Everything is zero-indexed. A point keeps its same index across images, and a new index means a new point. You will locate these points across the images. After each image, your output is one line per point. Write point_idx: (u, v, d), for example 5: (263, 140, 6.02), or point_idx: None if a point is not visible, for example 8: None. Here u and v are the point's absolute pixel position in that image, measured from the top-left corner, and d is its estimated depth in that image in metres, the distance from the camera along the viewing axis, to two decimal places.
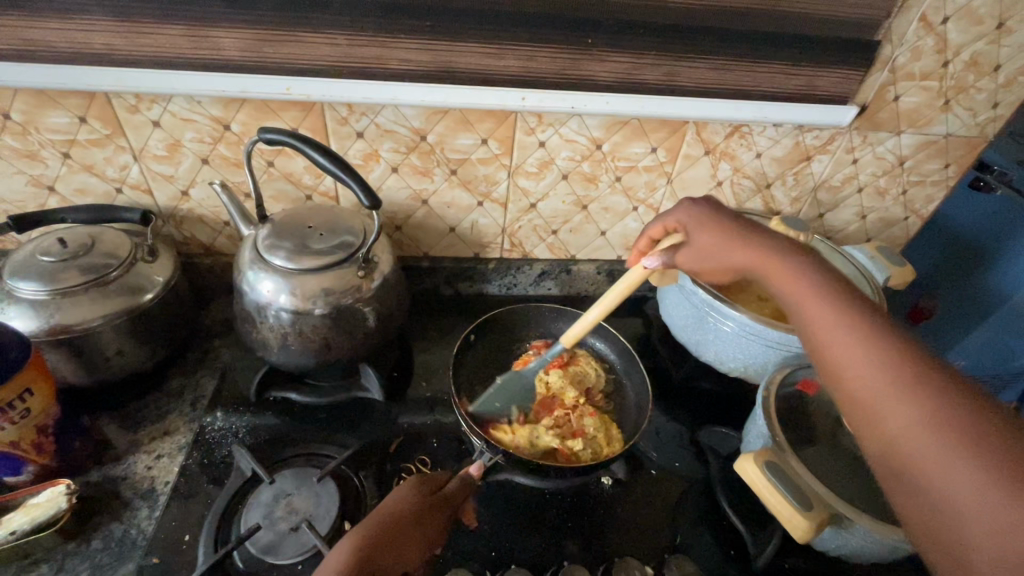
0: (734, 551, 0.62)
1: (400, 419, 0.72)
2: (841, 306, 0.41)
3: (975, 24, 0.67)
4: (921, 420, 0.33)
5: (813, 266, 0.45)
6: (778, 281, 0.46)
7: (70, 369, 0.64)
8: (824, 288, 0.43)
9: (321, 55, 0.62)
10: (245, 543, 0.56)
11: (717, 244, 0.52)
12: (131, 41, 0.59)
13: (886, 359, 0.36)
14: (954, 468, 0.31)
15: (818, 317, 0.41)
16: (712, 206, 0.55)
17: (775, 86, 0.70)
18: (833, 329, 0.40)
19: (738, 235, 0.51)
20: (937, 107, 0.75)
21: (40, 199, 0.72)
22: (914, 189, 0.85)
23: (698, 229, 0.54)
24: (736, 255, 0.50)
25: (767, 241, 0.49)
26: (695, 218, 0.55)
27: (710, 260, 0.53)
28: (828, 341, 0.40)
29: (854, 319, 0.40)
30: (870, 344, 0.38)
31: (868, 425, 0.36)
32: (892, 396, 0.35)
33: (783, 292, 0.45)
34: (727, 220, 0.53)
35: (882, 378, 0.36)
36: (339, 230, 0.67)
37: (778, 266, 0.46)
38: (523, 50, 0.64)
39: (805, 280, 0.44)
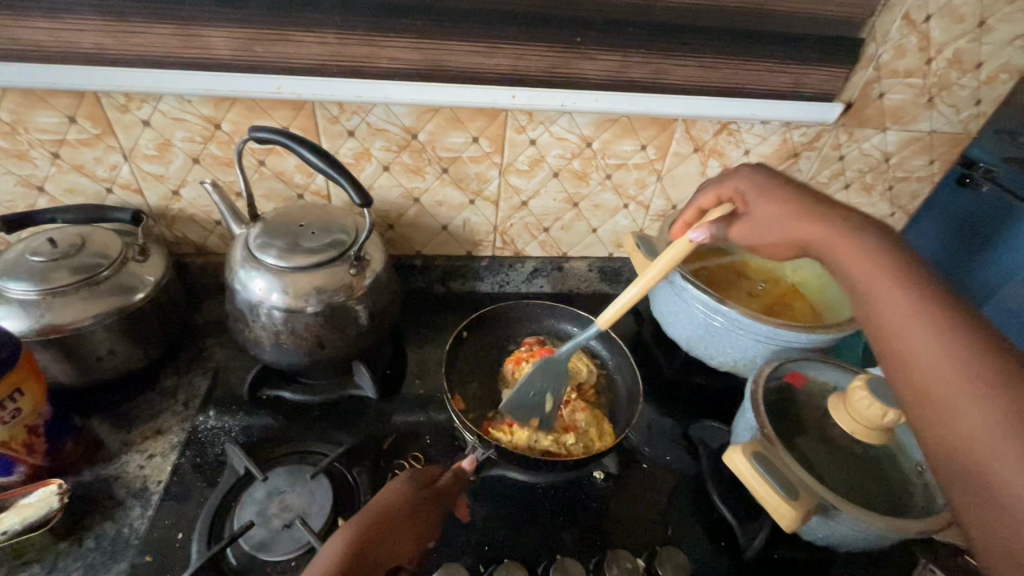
0: (725, 542, 0.63)
1: (394, 416, 0.73)
2: (910, 285, 0.40)
3: (957, 22, 0.69)
4: (973, 400, 0.33)
5: (887, 242, 0.45)
6: (843, 257, 0.46)
7: (61, 369, 0.64)
8: (892, 265, 0.42)
9: (311, 54, 0.63)
10: (238, 540, 0.56)
11: (779, 216, 0.53)
12: (120, 41, 0.60)
13: (948, 338, 0.36)
14: (1003, 448, 0.31)
15: (883, 295, 0.41)
16: (775, 181, 0.56)
17: (762, 84, 0.71)
18: (896, 305, 0.40)
19: (808, 207, 0.51)
20: (921, 105, 0.76)
21: (30, 199, 0.72)
22: (900, 185, 0.86)
23: (760, 202, 0.55)
24: (800, 228, 0.51)
25: (836, 216, 0.49)
26: (756, 193, 0.56)
27: (768, 231, 0.54)
28: (889, 317, 0.40)
29: (922, 298, 0.39)
30: (934, 322, 0.37)
31: (920, 404, 0.36)
32: (946, 376, 0.35)
33: (847, 268, 0.45)
34: (793, 195, 0.53)
35: (938, 358, 0.36)
36: (331, 228, 0.67)
37: (845, 241, 0.46)
38: (513, 49, 0.64)
39: (874, 257, 0.44)
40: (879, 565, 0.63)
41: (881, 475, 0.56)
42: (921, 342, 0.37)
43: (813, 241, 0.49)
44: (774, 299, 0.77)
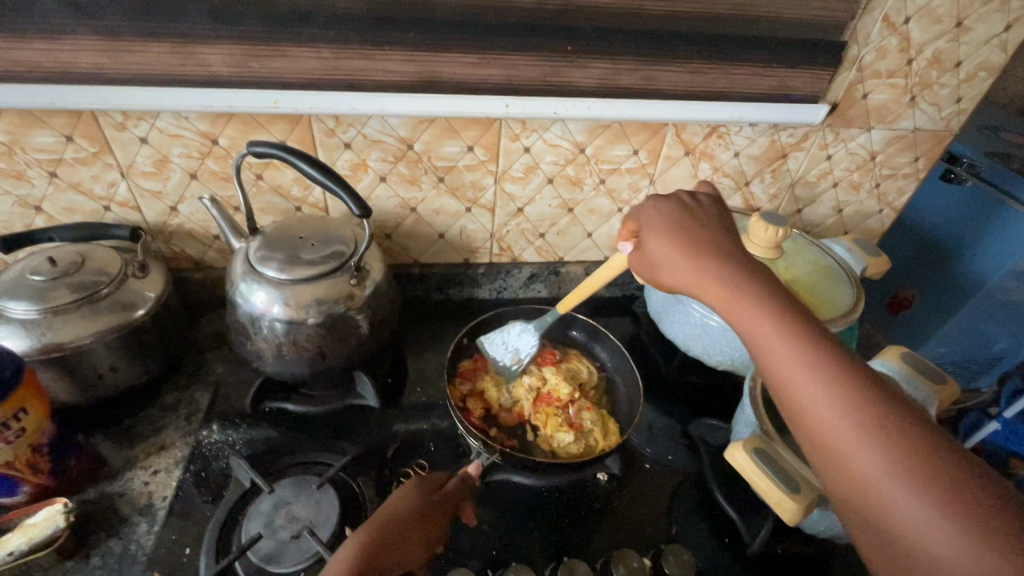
0: (729, 539, 0.64)
1: (396, 424, 0.73)
2: (800, 335, 0.40)
3: (935, 23, 0.71)
4: (878, 454, 0.35)
5: (768, 284, 0.44)
6: (728, 307, 0.44)
7: (62, 387, 0.64)
8: (783, 317, 0.41)
9: (307, 69, 0.64)
10: (246, 553, 0.56)
11: (670, 257, 0.49)
12: (118, 60, 0.60)
13: (849, 398, 0.37)
14: (906, 499, 0.34)
15: (774, 350, 0.41)
16: (669, 214, 0.52)
17: (750, 87, 0.72)
18: (798, 365, 0.39)
19: (703, 251, 0.48)
20: (904, 103, 0.78)
21: (27, 218, 0.72)
22: (887, 182, 0.88)
23: (654, 238, 0.51)
24: (692, 274, 0.47)
25: (729, 261, 0.47)
26: (654, 226, 0.52)
27: (666, 273, 0.50)
28: (791, 379, 0.39)
29: (815, 352, 0.39)
30: (835, 382, 0.38)
31: (830, 465, 0.38)
32: (855, 439, 0.36)
33: (737, 318, 0.44)
34: (687, 231, 0.50)
35: (846, 419, 0.37)
36: (331, 240, 0.68)
37: (732, 288, 0.44)
38: (505, 59, 0.66)
39: (765, 308, 0.42)
40: None
41: None
42: (827, 404, 0.38)
43: (700, 290, 0.47)
44: None
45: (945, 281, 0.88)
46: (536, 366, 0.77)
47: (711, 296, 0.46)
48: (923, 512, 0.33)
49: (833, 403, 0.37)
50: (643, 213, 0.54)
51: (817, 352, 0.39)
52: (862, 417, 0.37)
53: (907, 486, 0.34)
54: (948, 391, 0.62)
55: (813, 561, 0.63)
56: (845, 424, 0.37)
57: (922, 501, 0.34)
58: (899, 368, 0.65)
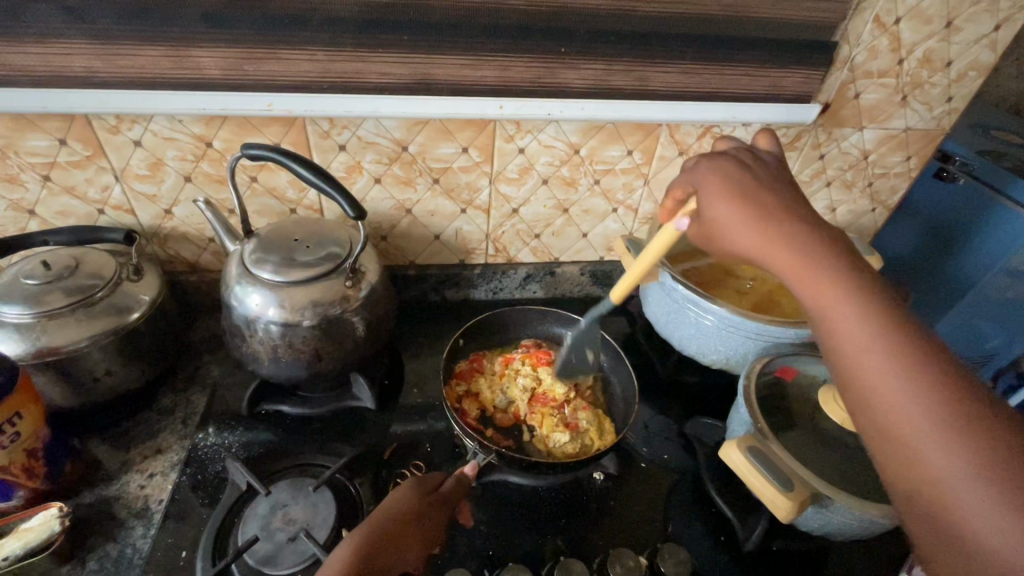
0: (724, 537, 0.64)
1: (393, 426, 0.73)
2: (881, 322, 0.38)
3: (925, 23, 0.71)
4: (957, 454, 0.34)
5: (845, 260, 0.42)
6: (801, 283, 0.42)
7: (57, 391, 0.64)
8: (860, 298, 0.39)
9: (301, 72, 0.64)
10: (243, 555, 0.56)
11: (738, 223, 0.46)
12: (111, 63, 0.60)
13: (923, 387, 0.36)
14: (979, 503, 0.33)
15: (848, 334, 0.39)
16: (735, 176, 0.48)
17: (742, 87, 0.73)
18: (870, 350, 0.38)
19: (776, 219, 0.45)
20: (895, 103, 0.79)
21: (21, 222, 0.72)
22: (879, 181, 0.89)
23: (717, 201, 0.47)
24: (758, 240, 0.44)
25: (805, 233, 0.43)
26: (714, 188, 0.48)
27: (728, 238, 0.47)
28: (862, 364, 0.38)
29: (895, 341, 0.38)
30: (909, 370, 0.36)
31: (895, 453, 0.37)
32: (925, 429, 0.35)
33: (809, 297, 0.41)
34: (752, 193, 0.46)
35: (919, 408, 0.36)
36: (325, 242, 0.68)
37: (805, 264, 0.42)
38: (498, 60, 0.66)
39: (840, 287, 0.40)
40: (874, 552, 0.65)
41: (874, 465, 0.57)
42: (897, 392, 0.36)
43: (766, 259, 0.44)
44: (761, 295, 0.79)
45: (939, 278, 0.88)
46: (530, 366, 0.77)
47: (777, 268, 0.44)
48: (991, 509, 0.32)
49: (904, 391, 0.36)
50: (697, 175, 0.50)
51: (897, 342, 0.37)
52: (937, 407, 0.35)
53: (978, 482, 0.33)
54: None
55: (807, 558, 0.63)
56: (917, 412, 0.36)
57: (1000, 507, 0.32)
58: None
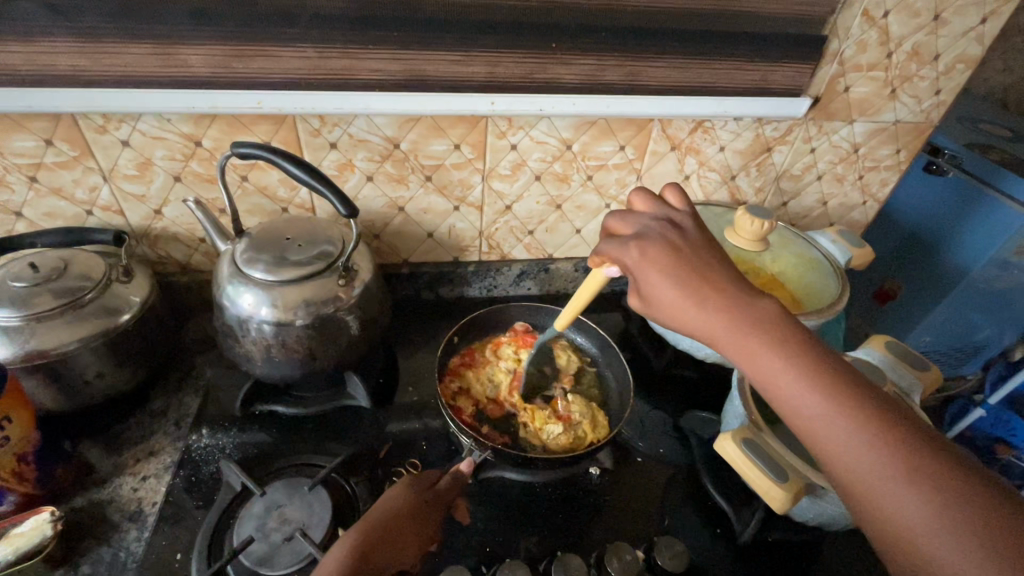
0: (720, 529, 0.65)
1: (388, 424, 0.73)
2: (820, 380, 0.39)
3: (914, 16, 0.72)
4: (913, 500, 0.35)
5: (780, 321, 0.42)
6: (742, 350, 0.42)
7: (47, 395, 0.63)
8: (801, 363, 0.40)
9: (291, 68, 0.63)
10: (240, 556, 0.55)
11: (673, 297, 0.44)
12: (96, 62, 0.59)
13: (876, 444, 0.37)
14: (945, 546, 0.34)
15: (796, 398, 0.40)
16: (661, 246, 0.47)
17: (733, 82, 0.73)
18: (818, 415, 0.39)
19: (707, 288, 0.44)
20: (884, 97, 0.80)
21: (8, 224, 0.71)
22: (869, 174, 0.89)
23: (650, 275, 0.46)
24: (700, 315, 0.43)
25: (736, 299, 0.44)
26: (644, 266, 0.46)
27: (666, 312, 0.45)
28: (815, 428, 0.39)
29: (835, 397, 0.39)
30: (863, 431, 0.38)
31: (869, 514, 0.37)
32: (886, 484, 0.36)
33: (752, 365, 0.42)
34: (681, 264, 0.45)
35: (877, 466, 0.37)
36: (318, 240, 0.67)
37: (745, 332, 0.42)
38: (489, 56, 0.66)
39: (780, 351, 0.41)
40: (868, 541, 0.65)
41: None
42: (853, 451, 0.38)
43: (708, 333, 0.43)
44: None
45: (927, 271, 0.91)
46: (513, 350, 0.79)
47: (721, 341, 0.43)
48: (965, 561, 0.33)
49: (860, 451, 0.37)
50: (624, 250, 0.48)
51: (837, 397, 0.39)
52: (889, 460, 0.37)
53: (949, 531, 0.34)
54: (931, 378, 0.65)
55: (802, 549, 0.64)
56: (878, 470, 0.37)
57: (964, 546, 0.33)
58: (884, 356, 0.67)
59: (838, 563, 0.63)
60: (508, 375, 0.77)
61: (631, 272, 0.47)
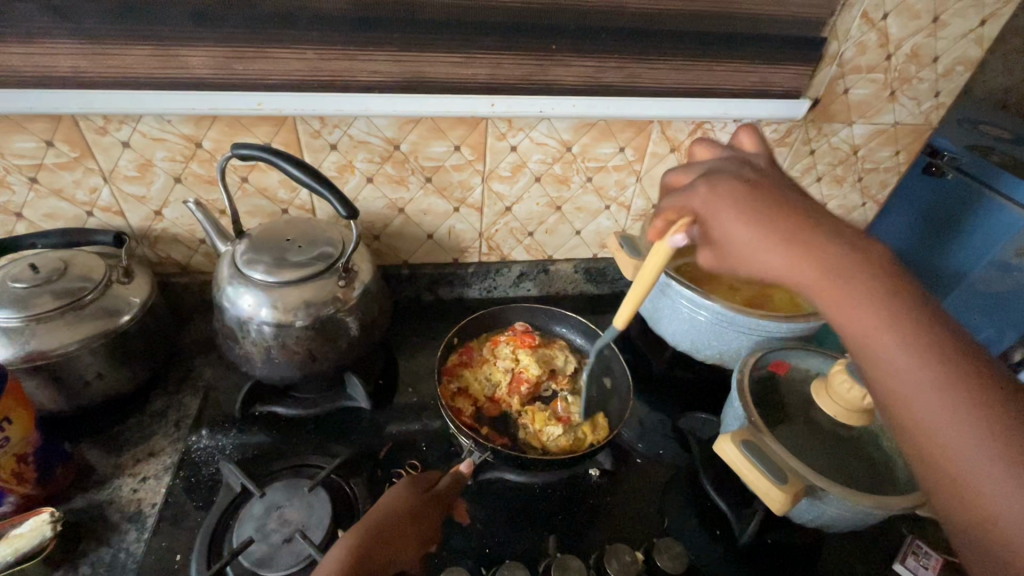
0: (720, 531, 0.65)
1: (388, 426, 0.73)
2: (913, 332, 0.36)
3: (913, 18, 0.72)
4: (1001, 470, 0.32)
5: (873, 267, 0.38)
6: (825, 297, 0.39)
7: (47, 396, 0.63)
8: (894, 313, 0.37)
9: (291, 70, 0.63)
10: (239, 557, 0.55)
11: (751, 241, 0.41)
12: (97, 63, 0.59)
13: (970, 407, 0.34)
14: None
15: (882, 349, 0.37)
16: (739, 187, 0.43)
17: (733, 84, 0.73)
18: (904, 367, 0.36)
19: (792, 230, 0.40)
20: (884, 98, 0.80)
21: (8, 225, 0.71)
22: (869, 176, 0.89)
23: (728, 216, 0.43)
24: (778, 257, 0.40)
25: (825, 241, 0.40)
26: (716, 206, 0.43)
27: (740, 256, 0.43)
28: (899, 382, 0.36)
29: (927, 352, 0.35)
30: (957, 391, 0.34)
31: (948, 483, 0.34)
32: (973, 449, 0.33)
33: (834, 312, 0.39)
34: (760, 203, 0.42)
35: (963, 433, 0.34)
36: (318, 242, 0.67)
37: (832, 278, 0.38)
38: (489, 58, 0.66)
39: (869, 299, 0.37)
40: (867, 543, 0.65)
41: (867, 455, 0.58)
42: (938, 412, 0.34)
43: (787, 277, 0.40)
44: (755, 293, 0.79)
45: (929, 271, 0.91)
46: (512, 349, 0.78)
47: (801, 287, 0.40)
48: None
49: (947, 412, 0.34)
50: (694, 191, 0.45)
51: (928, 351, 0.35)
52: (982, 423, 0.33)
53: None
54: None
55: (802, 551, 0.64)
56: (967, 436, 0.33)
57: None
58: None
59: (838, 565, 0.63)
60: (507, 375, 0.76)
61: (701, 214, 0.45)
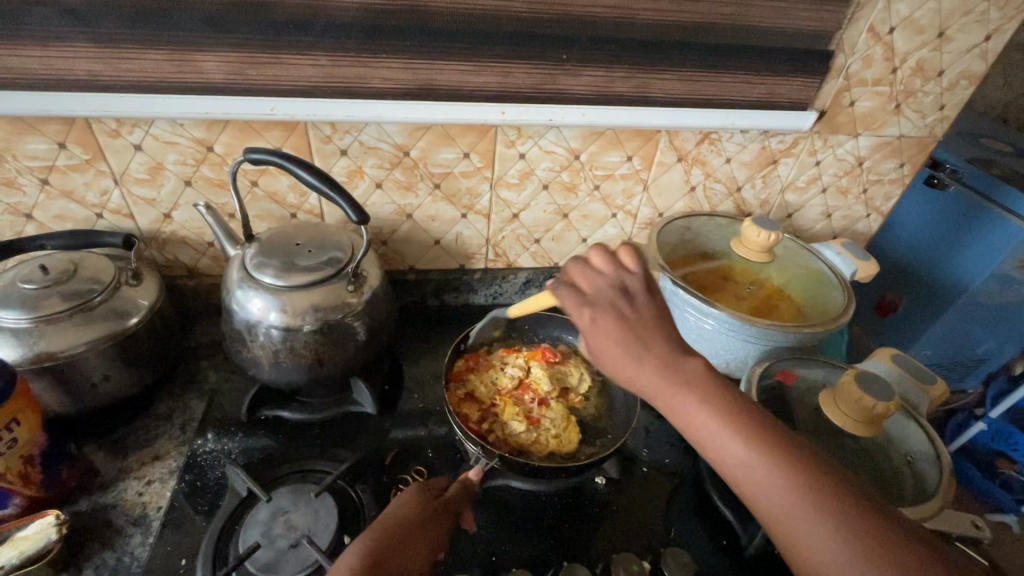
0: (726, 541, 0.64)
1: (393, 431, 0.73)
2: (746, 431, 0.41)
3: (918, 33, 0.72)
4: (831, 543, 0.37)
5: (712, 379, 0.43)
6: (671, 406, 0.43)
7: (54, 398, 0.63)
8: (740, 427, 0.41)
9: (304, 76, 0.64)
10: (245, 562, 0.55)
11: (618, 359, 0.44)
12: (112, 67, 0.60)
13: (814, 507, 0.38)
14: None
15: (723, 450, 0.41)
16: (614, 309, 0.45)
17: (739, 95, 0.74)
18: (743, 463, 0.40)
19: (650, 349, 0.44)
20: (889, 111, 0.80)
21: (18, 226, 0.72)
22: (874, 188, 0.89)
23: (602, 337, 0.44)
24: (647, 380, 0.43)
25: (671, 355, 0.44)
26: (593, 327, 0.45)
27: (609, 368, 0.45)
28: (740, 476, 0.40)
29: (757, 446, 0.40)
30: (787, 478, 0.39)
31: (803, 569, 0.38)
32: (807, 530, 0.37)
33: (681, 419, 0.42)
34: (632, 332, 0.44)
35: (798, 513, 0.38)
36: (328, 246, 0.68)
37: (675, 390, 0.42)
38: (500, 66, 0.66)
39: (706, 406, 0.42)
40: None
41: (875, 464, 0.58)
42: (776, 498, 0.39)
43: (644, 390, 0.44)
44: (760, 301, 0.73)
45: (931, 283, 0.93)
46: (524, 360, 0.79)
47: (656, 400, 0.43)
48: None
49: (782, 497, 0.39)
50: (579, 314, 0.45)
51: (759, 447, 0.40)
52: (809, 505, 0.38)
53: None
54: (938, 390, 0.66)
55: None
56: (799, 520, 0.38)
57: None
58: (891, 369, 0.68)
59: None
60: (514, 382, 0.76)
61: (583, 336, 0.46)
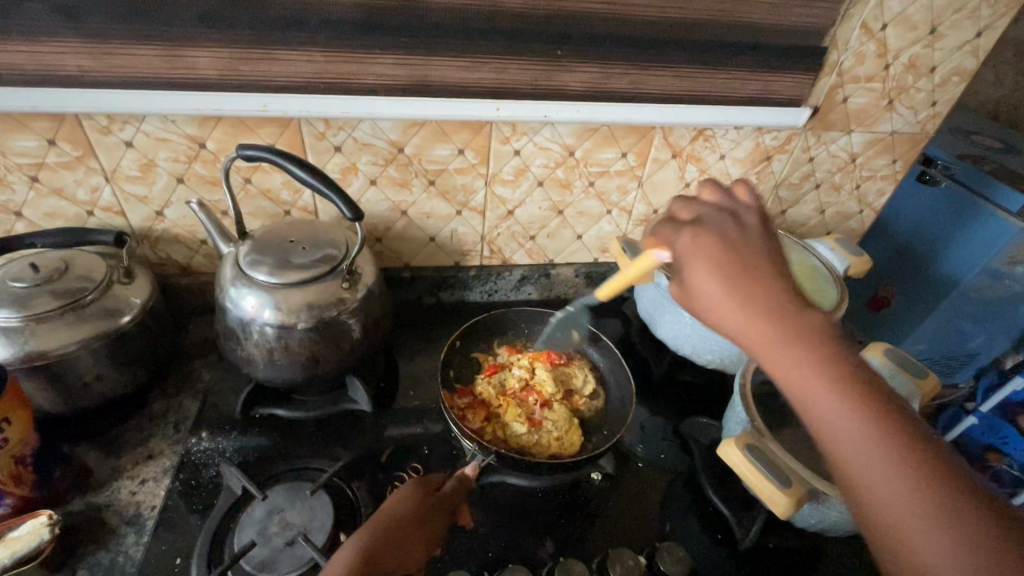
0: (721, 536, 0.65)
1: (387, 430, 0.73)
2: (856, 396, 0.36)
3: (910, 29, 0.73)
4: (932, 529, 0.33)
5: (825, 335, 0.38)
6: (771, 354, 0.38)
7: (46, 397, 0.62)
8: (847, 391, 0.36)
9: (297, 72, 0.63)
10: (241, 561, 0.55)
11: (721, 293, 0.40)
12: (102, 62, 0.59)
13: (919, 486, 0.34)
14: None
15: (826, 411, 0.36)
16: (724, 239, 0.42)
17: (734, 92, 0.74)
18: (847, 430, 0.35)
19: (757, 288, 0.40)
20: (882, 107, 0.81)
21: (8, 224, 0.71)
22: (867, 184, 0.90)
23: (707, 268, 0.41)
24: (749, 321, 0.39)
25: (782, 299, 0.39)
26: (694, 254, 0.42)
27: (702, 306, 0.41)
28: (839, 443, 0.36)
29: (864, 413, 0.35)
30: (895, 452, 0.34)
31: (891, 550, 0.34)
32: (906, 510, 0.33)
33: (781, 372, 0.38)
34: (740, 266, 0.40)
35: (897, 490, 0.34)
36: (322, 243, 0.67)
37: (780, 338, 0.38)
38: (495, 62, 0.66)
39: (814, 362, 0.37)
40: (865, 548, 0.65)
41: None
42: (877, 471, 0.35)
43: (742, 330, 0.39)
44: None
45: (921, 282, 0.94)
46: (528, 360, 0.79)
47: (755, 346, 0.39)
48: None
49: (884, 471, 0.34)
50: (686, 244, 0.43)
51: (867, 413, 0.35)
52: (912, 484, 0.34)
53: None
54: (930, 385, 0.66)
55: (800, 557, 0.64)
56: (899, 500, 0.34)
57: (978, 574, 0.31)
58: (883, 364, 0.68)
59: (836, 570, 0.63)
60: (520, 384, 0.76)
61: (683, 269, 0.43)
